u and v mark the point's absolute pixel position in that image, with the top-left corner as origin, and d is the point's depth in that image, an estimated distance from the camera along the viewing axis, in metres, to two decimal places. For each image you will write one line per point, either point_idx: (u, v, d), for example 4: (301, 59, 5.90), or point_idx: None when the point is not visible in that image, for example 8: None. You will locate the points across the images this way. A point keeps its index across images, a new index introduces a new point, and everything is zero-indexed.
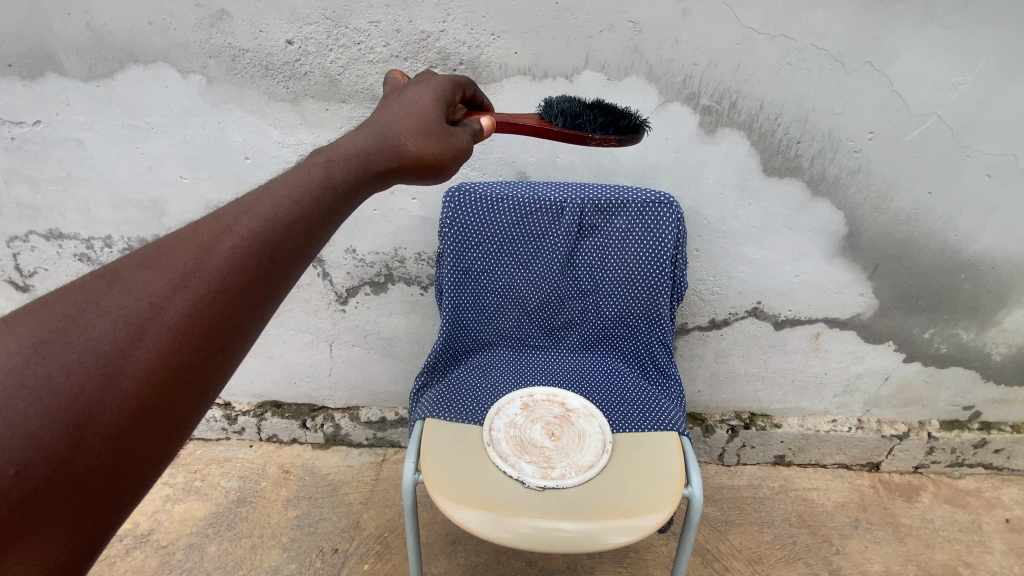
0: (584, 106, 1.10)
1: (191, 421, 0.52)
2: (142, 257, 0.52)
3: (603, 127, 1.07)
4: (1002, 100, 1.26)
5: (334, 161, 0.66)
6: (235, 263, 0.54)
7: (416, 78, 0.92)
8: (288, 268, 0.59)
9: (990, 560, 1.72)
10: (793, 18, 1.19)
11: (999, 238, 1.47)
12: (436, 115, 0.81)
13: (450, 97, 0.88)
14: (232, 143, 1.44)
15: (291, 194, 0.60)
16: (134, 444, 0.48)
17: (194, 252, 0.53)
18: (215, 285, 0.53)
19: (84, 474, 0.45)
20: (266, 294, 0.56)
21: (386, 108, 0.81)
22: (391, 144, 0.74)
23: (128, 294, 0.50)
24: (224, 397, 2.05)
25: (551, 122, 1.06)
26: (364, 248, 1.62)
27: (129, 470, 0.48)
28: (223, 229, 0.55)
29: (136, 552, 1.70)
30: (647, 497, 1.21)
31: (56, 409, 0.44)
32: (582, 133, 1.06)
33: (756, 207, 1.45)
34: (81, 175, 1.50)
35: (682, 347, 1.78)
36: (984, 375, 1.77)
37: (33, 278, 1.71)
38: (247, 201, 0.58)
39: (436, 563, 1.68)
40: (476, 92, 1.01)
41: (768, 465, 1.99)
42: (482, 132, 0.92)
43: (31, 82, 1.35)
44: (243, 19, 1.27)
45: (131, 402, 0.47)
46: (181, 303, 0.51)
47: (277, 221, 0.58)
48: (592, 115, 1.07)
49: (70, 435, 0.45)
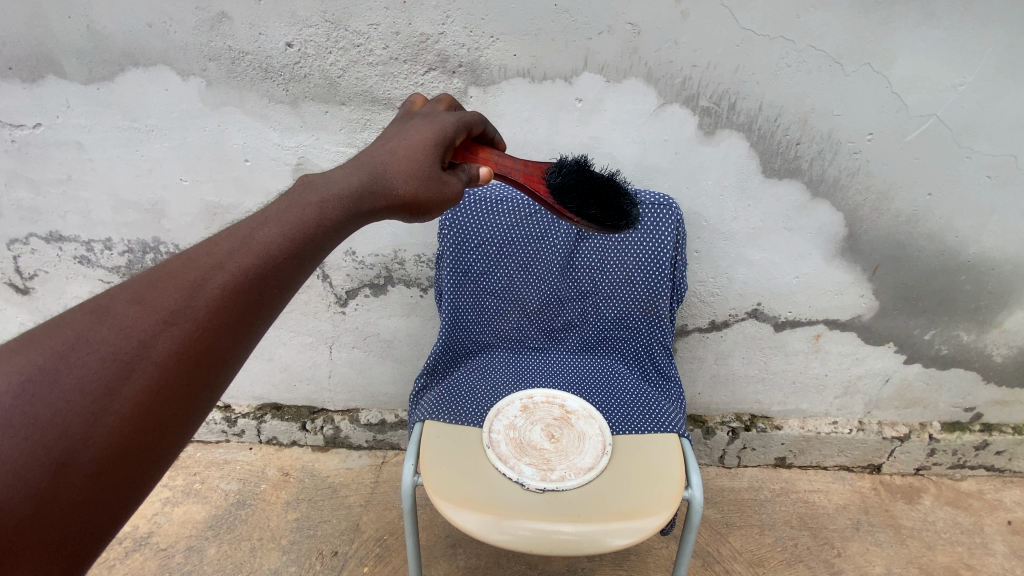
0: (586, 183, 1.06)
1: (173, 452, 0.54)
2: (132, 291, 0.53)
3: (590, 217, 1.04)
4: (1001, 101, 1.26)
5: (327, 198, 0.68)
6: (225, 300, 0.56)
7: (420, 109, 0.93)
8: (275, 301, 0.61)
9: (993, 563, 1.71)
10: (793, 20, 1.19)
11: (1000, 239, 1.47)
12: (433, 154, 0.81)
13: (455, 135, 0.86)
14: (232, 146, 1.44)
15: (284, 233, 0.62)
16: (116, 477, 0.50)
17: (184, 288, 0.54)
18: (204, 320, 0.54)
19: (67, 508, 0.47)
20: (252, 329, 0.58)
21: (383, 139, 0.82)
22: (382, 180, 0.76)
23: (117, 331, 0.51)
24: (224, 399, 2.05)
25: (547, 193, 1.01)
26: (364, 250, 1.62)
27: (110, 503, 0.50)
28: (214, 265, 0.57)
29: (135, 555, 1.69)
30: (647, 500, 1.20)
31: (42, 447, 0.46)
32: (566, 214, 1.02)
33: (756, 208, 1.45)
34: (82, 177, 1.50)
35: (682, 348, 1.78)
36: (985, 376, 1.77)
37: (33, 281, 1.71)
38: (240, 236, 0.59)
39: (436, 566, 1.67)
40: (488, 128, 1.00)
41: (769, 466, 1.99)
42: (478, 179, 0.92)
43: (32, 85, 1.36)
44: (243, 21, 1.27)
45: (116, 437, 0.49)
46: (169, 340, 0.52)
47: (268, 258, 0.60)
48: (585, 203, 1.04)
49: (54, 472, 0.46)
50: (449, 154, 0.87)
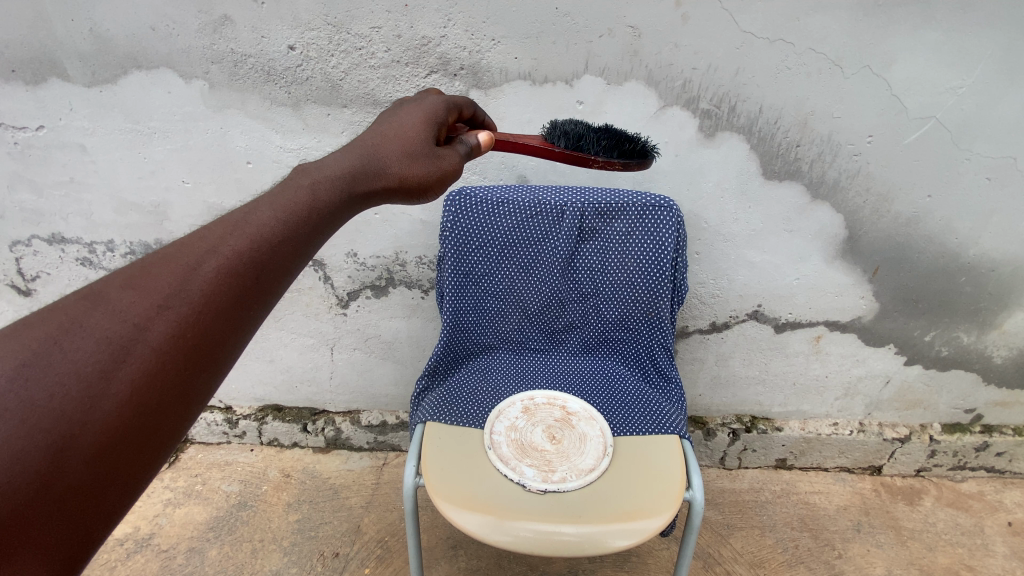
0: (588, 128, 1.15)
1: (172, 440, 0.54)
2: (125, 276, 0.54)
3: (606, 150, 1.12)
4: (1001, 103, 1.26)
5: (321, 183, 0.68)
6: (219, 283, 0.56)
7: (410, 99, 0.94)
8: (272, 286, 0.61)
9: (993, 564, 1.71)
10: (792, 23, 1.20)
11: (1000, 241, 1.47)
12: (425, 136, 0.84)
13: (444, 115, 0.91)
14: (234, 148, 1.44)
15: (278, 216, 0.62)
16: (114, 464, 0.50)
17: (178, 273, 0.55)
18: (199, 304, 0.54)
19: (67, 494, 0.47)
20: (249, 314, 0.58)
21: (376, 127, 0.83)
22: (376, 166, 0.76)
23: (111, 316, 0.52)
24: (225, 401, 2.06)
25: (553, 143, 1.12)
26: (365, 252, 1.62)
27: (110, 491, 0.50)
28: (208, 250, 0.57)
29: (137, 556, 1.70)
30: (648, 501, 1.20)
31: (39, 432, 0.46)
32: (584, 155, 1.10)
33: (756, 210, 1.45)
34: (84, 180, 1.51)
35: (683, 350, 1.78)
36: (985, 377, 1.77)
37: (35, 282, 1.72)
38: (233, 221, 0.60)
39: (437, 568, 1.68)
40: (476, 112, 1.04)
41: (769, 468, 1.99)
42: (479, 148, 0.94)
43: (34, 88, 1.37)
44: (245, 25, 1.28)
45: (112, 422, 0.49)
46: (164, 324, 0.53)
47: (262, 241, 0.60)
48: (595, 139, 1.12)
49: (52, 456, 0.47)
50: (442, 133, 0.90)
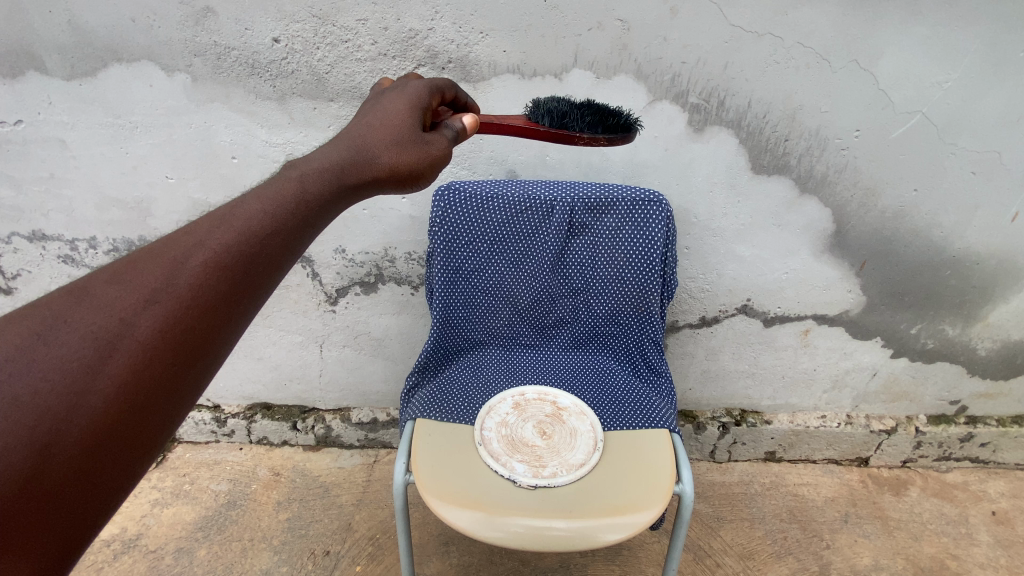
0: (571, 105, 1.15)
1: (161, 438, 0.53)
2: (111, 271, 0.53)
3: (591, 127, 1.12)
4: (985, 98, 1.27)
5: (308, 175, 0.67)
6: (207, 277, 0.55)
7: (394, 85, 0.93)
8: (262, 280, 0.59)
9: (977, 553, 1.74)
10: (780, 17, 1.20)
11: (984, 233, 1.49)
12: (411, 123, 0.83)
13: (428, 100, 0.89)
14: (219, 143, 1.42)
15: (265, 208, 0.61)
16: (101, 463, 0.49)
17: (165, 267, 0.54)
18: (186, 298, 0.53)
19: (51, 493, 0.46)
20: (239, 310, 0.57)
21: (361, 118, 0.82)
22: (366, 156, 0.75)
23: (97, 311, 0.51)
24: (213, 399, 2.03)
25: (539, 123, 1.10)
26: (354, 248, 1.61)
27: (97, 490, 0.49)
28: (195, 245, 0.56)
29: (125, 557, 1.68)
30: (638, 496, 1.20)
31: (23, 428, 0.45)
32: (569, 132, 1.10)
33: (745, 204, 1.46)
34: (65, 175, 1.48)
35: (673, 344, 1.79)
36: (969, 369, 1.79)
37: (16, 280, 1.68)
38: (220, 215, 0.59)
39: (428, 564, 1.67)
40: (458, 94, 1.03)
41: (759, 461, 2.01)
42: (465, 131, 0.92)
43: (12, 81, 1.33)
44: (228, 16, 1.26)
45: (98, 419, 0.48)
46: (152, 318, 0.52)
47: (250, 234, 0.59)
48: (579, 115, 1.12)
49: (37, 455, 0.46)
50: (427, 119, 0.89)
